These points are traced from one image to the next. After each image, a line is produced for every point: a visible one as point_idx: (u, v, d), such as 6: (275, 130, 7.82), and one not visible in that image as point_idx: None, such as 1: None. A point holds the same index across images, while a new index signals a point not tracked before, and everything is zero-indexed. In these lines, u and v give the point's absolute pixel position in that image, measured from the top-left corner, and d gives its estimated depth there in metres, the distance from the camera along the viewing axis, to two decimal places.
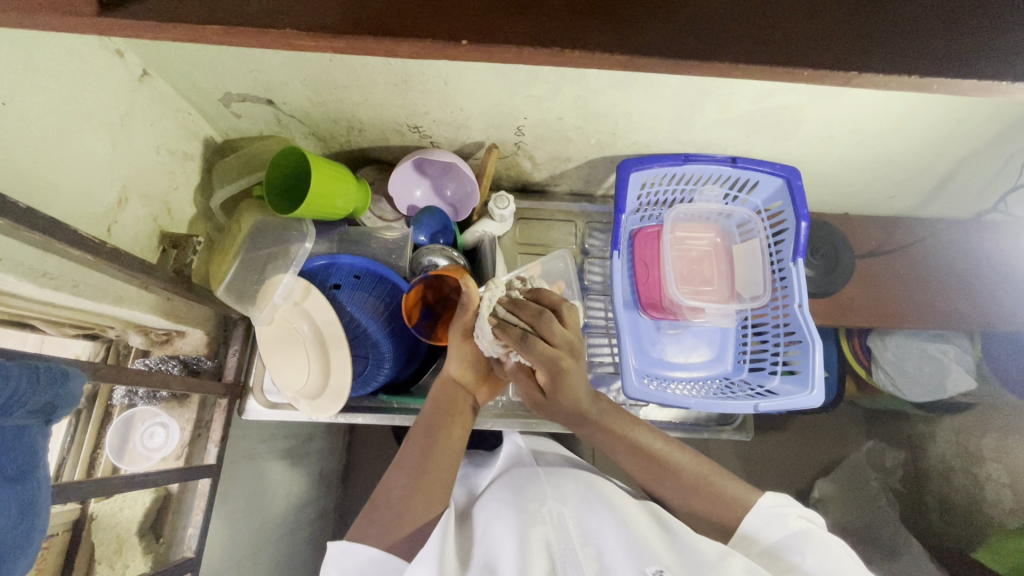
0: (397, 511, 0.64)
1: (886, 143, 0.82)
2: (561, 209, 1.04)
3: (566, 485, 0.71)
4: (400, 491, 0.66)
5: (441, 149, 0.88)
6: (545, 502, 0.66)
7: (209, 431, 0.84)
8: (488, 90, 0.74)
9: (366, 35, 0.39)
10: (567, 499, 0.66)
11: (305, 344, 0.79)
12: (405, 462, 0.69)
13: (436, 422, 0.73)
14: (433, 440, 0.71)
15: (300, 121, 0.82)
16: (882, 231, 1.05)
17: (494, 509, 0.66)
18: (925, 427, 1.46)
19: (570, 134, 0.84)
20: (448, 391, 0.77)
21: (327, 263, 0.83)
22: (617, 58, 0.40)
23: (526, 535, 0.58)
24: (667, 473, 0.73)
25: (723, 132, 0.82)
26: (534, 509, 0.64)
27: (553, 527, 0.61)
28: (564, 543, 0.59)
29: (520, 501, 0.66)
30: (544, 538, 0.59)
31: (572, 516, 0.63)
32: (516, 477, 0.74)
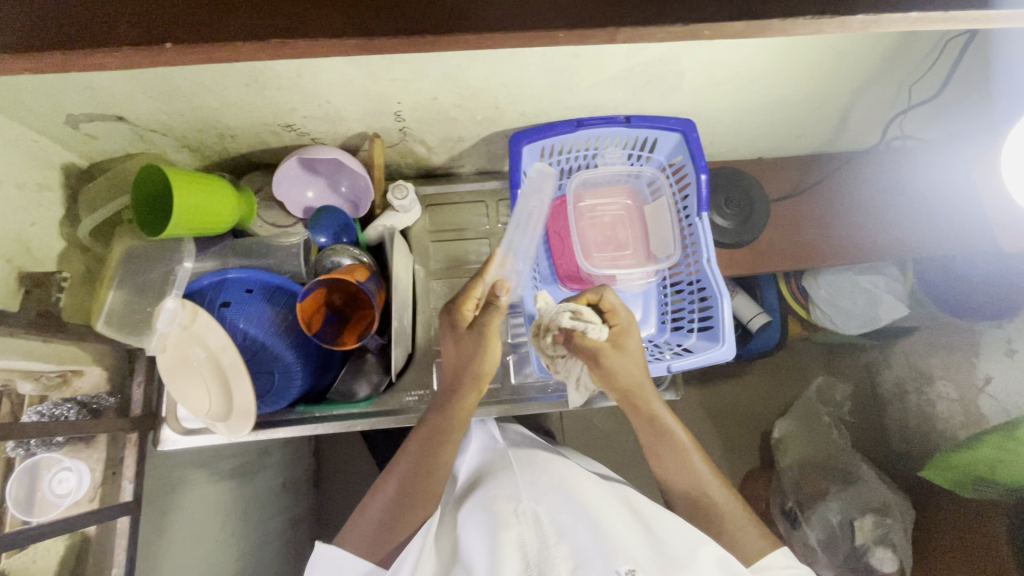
0: (379, 526, 0.66)
1: (775, 84, 0.80)
2: (470, 190, 1.01)
3: (541, 478, 0.69)
4: (387, 506, 0.67)
5: (323, 145, 0.83)
6: (518, 502, 0.64)
7: (123, 469, 0.82)
8: (348, 79, 0.69)
9: (59, 51, 0.41)
10: (541, 496, 0.65)
11: (205, 368, 0.75)
12: (397, 477, 0.69)
13: (433, 434, 0.70)
14: (423, 456, 0.69)
15: (163, 133, 0.77)
16: (796, 171, 1.04)
17: (474, 512, 0.64)
18: (878, 354, 1.48)
19: (453, 113, 0.80)
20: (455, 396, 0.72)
21: (216, 281, 0.79)
22: (369, 42, 0.43)
23: (498, 540, 0.58)
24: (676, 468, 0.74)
25: (608, 92, 0.78)
26: (507, 510, 0.63)
27: (527, 526, 0.61)
28: (537, 543, 0.59)
29: (493, 503, 0.64)
30: (517, 540, 0.59)
31: (547, 512, 0.62)
32: (492, 479, 0.72)
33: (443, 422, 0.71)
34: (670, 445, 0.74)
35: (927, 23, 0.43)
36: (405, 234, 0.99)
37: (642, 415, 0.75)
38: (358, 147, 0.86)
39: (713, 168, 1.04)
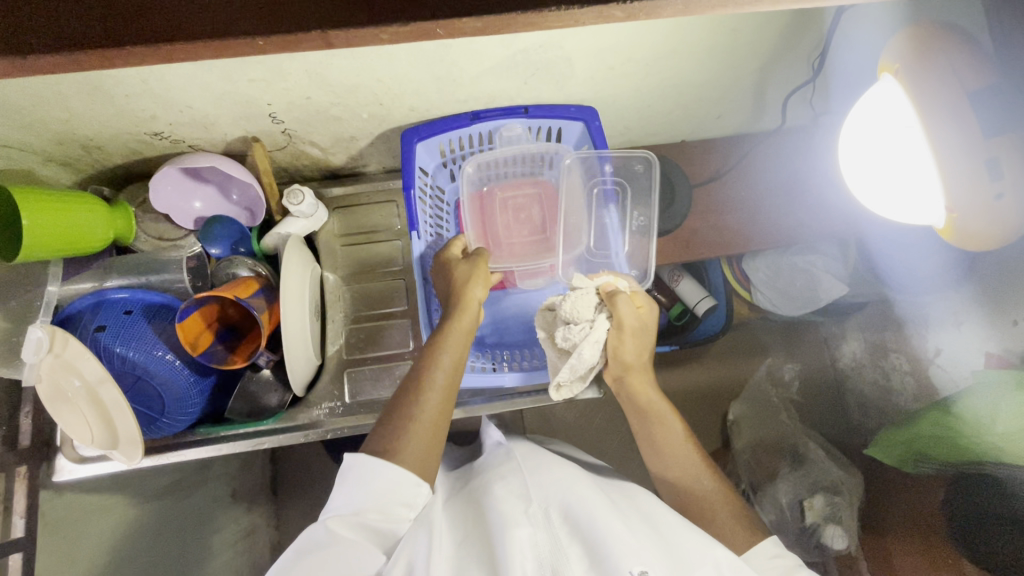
0: (417, 430, 0.61)
1: (674, 66, 0.76)
2: (379, 189, 0.96)
3: (552, 476, 0.63)
4: (422, 416, 0.62)
5: (202, 152, 0.78)
6: (529, 499, 0.58)
7: (14, 504, 0.78)
8: (199, 81, 0.64)
9: None
10: (551, 495, 0.58)
11: (82, 400, 0.70)
12: (421, 395, 0.64)
13: (440, 351, 0.69)
14: (431, 375, 0.66)
15: (19, 149, 0.71)
16: (718, 154, 1.00)
17: (488, 507, 0.57)
18: (834, 329, 1.44)
19: (335, 112, 0.75)
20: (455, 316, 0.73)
21: (95, 303, 0.75)
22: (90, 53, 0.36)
23: (511, 539, 0.51)
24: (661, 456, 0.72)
25: (496, 81, 0.74)
26: (517, 511, 0.55)
27: (539, 527, 0.54)
28: (550, 545, 0.53)
29: (498, 502, 0.57)
30: (531, 541, 0.52)
31: (560, 511, 0.56)
32: (496, 474, 0.65)
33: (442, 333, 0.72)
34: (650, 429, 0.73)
35: (711, 10, 0.40)
36: (312, 239, 0.95)
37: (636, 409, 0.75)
38: (243, 151, 0.81)
39: (632, 153, 1.00)
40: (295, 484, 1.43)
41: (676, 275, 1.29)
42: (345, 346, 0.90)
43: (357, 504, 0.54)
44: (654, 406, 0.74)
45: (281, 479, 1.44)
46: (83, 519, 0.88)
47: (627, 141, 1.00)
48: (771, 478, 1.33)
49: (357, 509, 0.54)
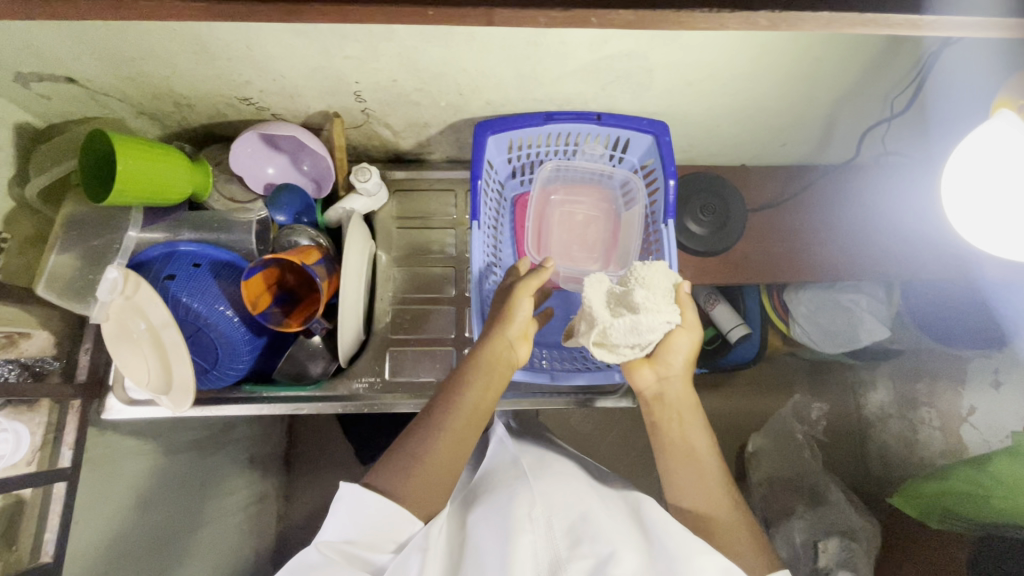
0: (419, 475, 0.63)
1: (750, 89, 0.77)
2: (439, 179, 0.98)
3: (564, 489, 0.63)
4: (429, 462, 0.64)
5: (283, 122, 0.81)
6: (534, 502, 0.59)
7: (64, 434, 0.81)
8: (297, 52, 0.67)
9: None
10: (557, 505, 0.59)
11: (143, 342, 0.75)
12: (429, 440, 0.66)
13: (465, 385, 0.70)
14: (452, 413, 0.68)
15: (116, 98, 0.76)
16: (777, 181, 1.00)
17: (492, 511, 0.59)
18: (865, 374, 1.42)
19: (415, 97, 0.78)
20: (486, 360, 0.72)
21: (165, 253, 0.78)
22: None
23: (512, 546, 0.52)
24: (693, 478, 0.68)
25: (576, 85, 0.76)
26: (522, 514, 0.57)
27: (541, 533, 0.56)
28: (550, 553, 0.54)
29: (507, 504, 0.59)
30: (531, 548, 0.54)
31: (564, 522, 0.57)
32: (503, 482, 0.66)
33: (474, 362, 0.72)
34: (688, 445, 0.71)
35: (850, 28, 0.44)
36: (369, 218, 0.97)
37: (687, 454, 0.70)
38: (320, 125, 0.84)
39: (692, 172, 1.01)
40: (308, 460, 1.45)
41: (712, 300, 1.28)
42: (390, 325, 0.92)
43: (350, 531, 0.58)
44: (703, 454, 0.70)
45: (295, 451, 1.46)
46: (116, 460, 0.91)
47: (688, 159, 1.01)
48: (785, 515, 1.30)
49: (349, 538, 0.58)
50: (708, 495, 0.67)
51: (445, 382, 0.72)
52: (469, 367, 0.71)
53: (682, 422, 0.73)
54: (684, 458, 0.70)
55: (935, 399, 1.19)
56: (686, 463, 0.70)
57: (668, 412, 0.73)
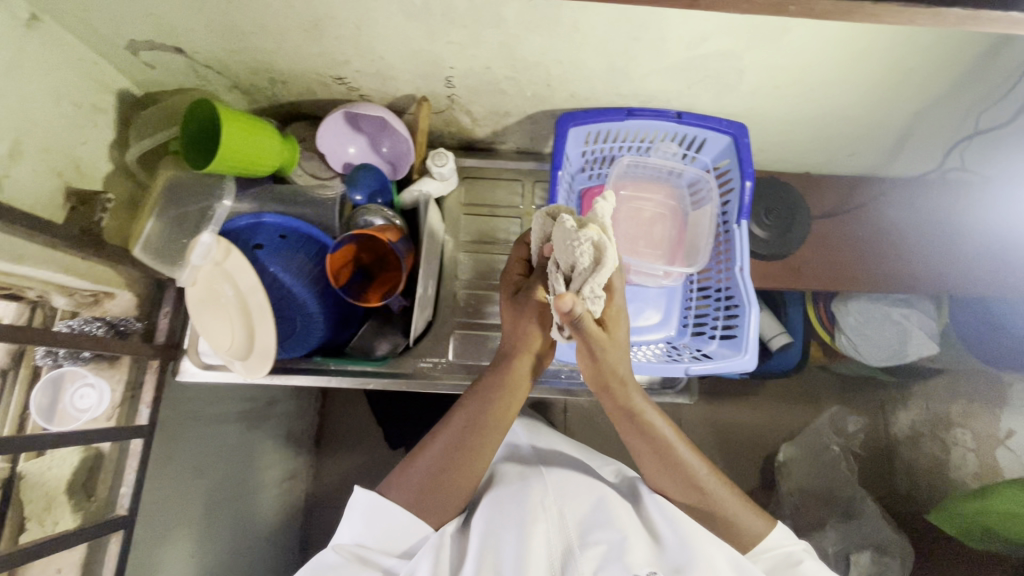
0: (435, 494, 0.66)
1: (835, 95, 0.78)
2: (507, 168, 1.00)
3: (575, 479, 0.71)
4: (446, 483, 0.66)
5: (370, 103, 0.83)
6: (547, 493, 0.68)
7: (142, 392, 0.84)
8: (403, 36, 0.69)
9: None
10: (567, 495, 0.68)
11: (229, 306, 0.77)
12: (446, 459, 0.66)
13: (487, 403, 0.68)
14: (472, 433, 0.67)
15: (216, 71, 0.78)
16: (842, 191, 1.01)
17: (506, 502, 0.67)
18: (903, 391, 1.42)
19: (503, 85, 0.79)
20: (506, 391, 0.68)
21: (252, 222, 0.81)
22: None
23: (528, 538, 0.61)
24: (670, 474, 0.69)
25: (664, 82, 0.77)
26: (536, 506, 0.65)
27: (553, 521, 0.64)
28: (563, 539, 0.63)
29: (521, 498, 0.67)
30: (545, 536, 0.62)
31: (575, 511, 0.66)
32: (518, 473, 0.74)
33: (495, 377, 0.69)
34: (659, 444, 0.69)
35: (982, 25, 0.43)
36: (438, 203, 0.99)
37: (658, 450, 0.69)
38: (405, 108, 0.86)
39: (757, 176, 1.02)
40: (339, 439, 1.47)
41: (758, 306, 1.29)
42: (455, 308, 0.93)
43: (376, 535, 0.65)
44: (671, 447, 0.69)
45: (327, 430, 1.48)
46: (182, 423, 0.94)
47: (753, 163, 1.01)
48: (818, 526, 1.31)
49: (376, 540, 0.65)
50: (689, 484, 0.69)
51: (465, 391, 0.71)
52: (490, 383, 0.69)
53: (649, 413, 0.70)
54: (655, 455, 0.70)
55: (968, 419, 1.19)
56: (661, 459, 0.69)
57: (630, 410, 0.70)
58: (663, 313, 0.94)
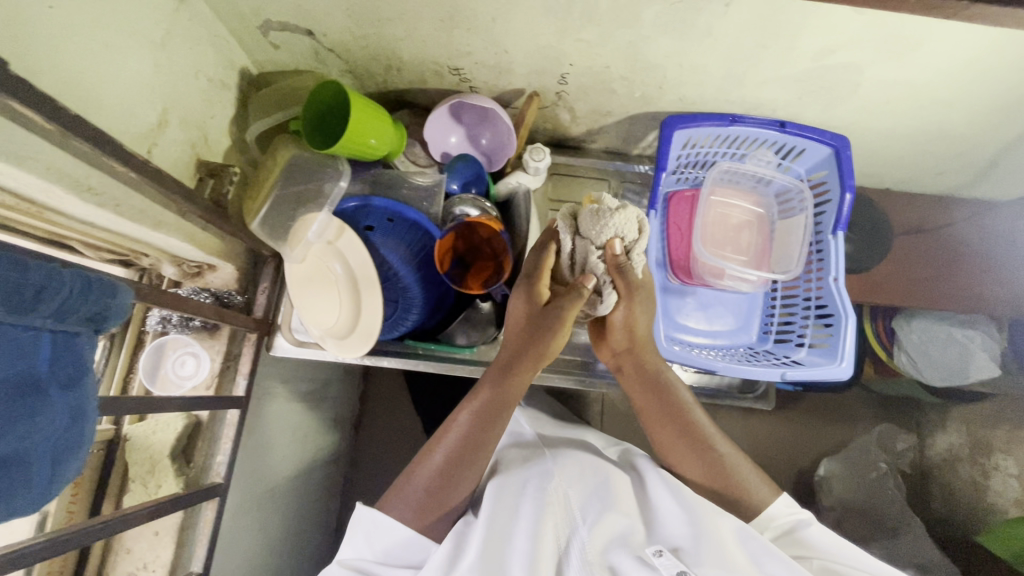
0: (435, 508, 0.65)
1: (943, 113, 0.79)
2: (594, 167, 1.02)
3: (575, 459, 0.71)
4: (446, 496, 0.66)
5: (479, 95, 0.85)
6: (550, 481, 0.67)
7: (239, 364, 0.86)
8: (537, 30, 0.70)
9: None
10: (572, 481, 0.67)
11: (338, 284, 0.80)
12: (445, 472, 0.66)
13: (491, 419, 0.69)
14: (473, 449, 0.67)
15: (337, 55, 0.80)
16: (923, 210, 1.02)
17: (508, 492, 0.66)
18: None
19: (615, 85, 0.81)
20: (506, 408, 0.70)
21: (360, 204, 0.81)
22: None
23: (535, 529, 0.60)
24: (684, 440, 0.75)
25: (777, 91, 0.79)
26: (541, 495, 0.65)
27: (558, 510, 0.63)
28: (568, 524, 0.62)
29: (523, 489, 0.66)
30: (551, 527, 0.61)
31: (579, 496, 0.65)
32: (521, 460, 0.73)
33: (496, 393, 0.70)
34: (672, 407, 0.77)
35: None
36: None
37: (678, 414, 0.76)
38: (510, 102, 0.87)
39: None
40: (386, 427, 1.47)
41: None
42: None
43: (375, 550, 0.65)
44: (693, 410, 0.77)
45: (376, 417, 1.49)
46: None
47: None
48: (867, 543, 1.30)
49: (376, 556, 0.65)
50: (707, 449, 0.74)
51: (464, 405, 0.71)
52: (493, 400, 0.70)
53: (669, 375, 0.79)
54: (677, 421, 0.76)
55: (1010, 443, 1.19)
56: (683, 427, 0.76)
57: (643, 371, 0.79)
58: (744, 318, 0.95)
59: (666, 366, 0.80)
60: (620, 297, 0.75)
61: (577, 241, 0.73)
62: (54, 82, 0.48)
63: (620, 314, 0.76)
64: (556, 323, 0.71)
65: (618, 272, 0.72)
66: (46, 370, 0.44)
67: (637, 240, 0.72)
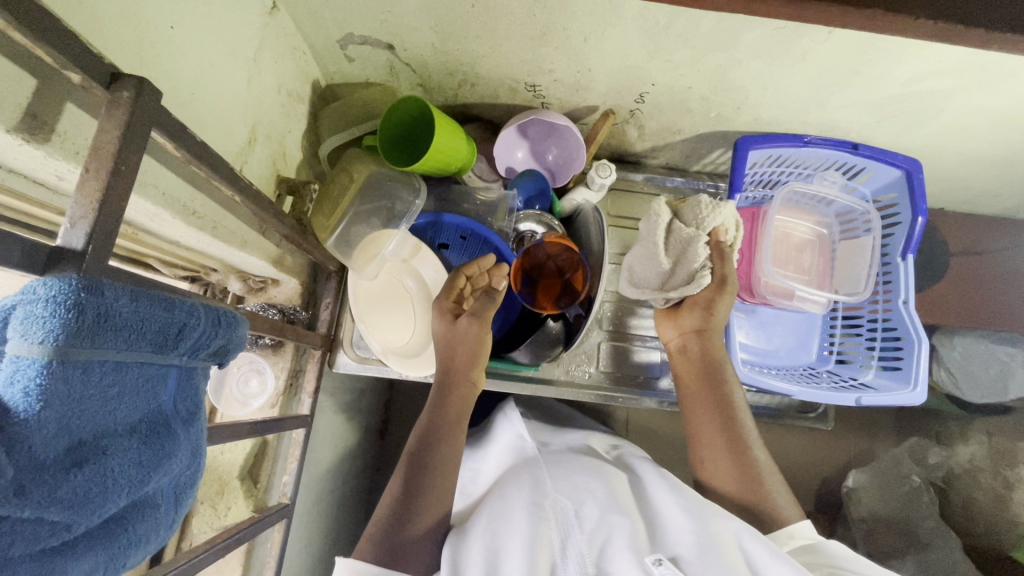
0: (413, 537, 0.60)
1: (1016, 138, 0.80)
2: (654, 183, 1.01)
3: (571, 472, 0.67)
4: (417, 521, 0.61)
5: (552, 110, 0.84)
6: (546, 494, 0.62)
7: (302, 382, 0.84)
8: (626, 50, 0.69)
9: None
10: (571, 494, 0.62)
11: (410, 301, 0.79)
12: (414, 495, 0.62)
13: (438, 434, 0.67)
14: (428, 467, 0.65)
15: (412, 70, 0.79)
16: (978, 230, 1.03)
17: (498, 509, 0.62)
18: None
19: (692, 105, 0.80)
20: (458, 419, 0.70)
21: (432, 221, 0.81)
22: None
23: (534, 539, 0.55)
24: (725, 436, 0.71)
25: (855, 115, 0.79)
26: (539, 505, 0.60)
27: (557, 522, 0.58)
28: (566, 538, 0.57)
29: (523, 497, 0.62)
30: (547, 539, 0.56)
31: (575, 508, 0.60)
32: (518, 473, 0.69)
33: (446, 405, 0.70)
34: (723, 402, 0.73)
35: None
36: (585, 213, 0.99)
37: (726, 410, 0.73)
38: (580, 118, 0.86)
39: None
40: None
41: None
42: (608, 321, 0.94)
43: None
44: (739, 413, 0.73)
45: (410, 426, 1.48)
46: None
47: None
48: None
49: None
50: (739, 455, 0.70)
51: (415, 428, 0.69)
52: (439, 414, 0.69)
53: (726, 372, 0.76)
54: (716, 422, 0.73)
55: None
56: (726, 428, 0.72)
57: (708, 357, 0.77)
58: (806, 338, 0.95)
59: (727, 360, 0.78)
60: (710, 284, 0.75)
61: (677, 226, 0.75)
62: (170, 105, 0.47)
63: (704, 297, 0.76)
64: (473, 324, 0.71)
65: (720, 258, 0.75)
66: (172, 406, 0.42)
67: (734, 237, 0.77)
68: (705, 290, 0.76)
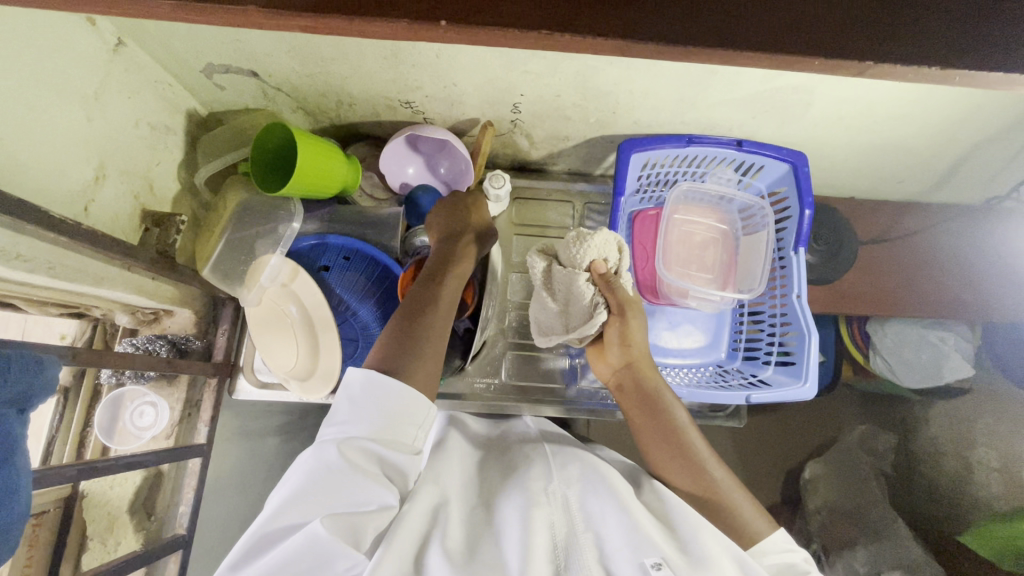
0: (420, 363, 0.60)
1: (895, 127, 0.79)
2: (559, 189, 1.00)
3: (577, 456, 0.63)
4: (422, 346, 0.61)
5: (434, 125, 0.84)
6: (551, 477, 0.58)
7: (199, 411, 0.84)
8: (483, 64, 0.69)
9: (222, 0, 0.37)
10: (574, 478, 0.58)
11: (293, 326, 0.79)
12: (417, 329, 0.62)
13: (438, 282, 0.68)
14: (427, 307, 0.65)
15: (286, 95, 0.79)
16: (889, 217, 1.02)
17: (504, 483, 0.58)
18: None
19: (569, 112, 0.80)
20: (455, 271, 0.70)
21: (316, 244, 0.83)
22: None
23: (528, 519, 0.52)
24: (683, 453, 0.68)
25: (729, 113, 0.79)
26: (538, 488, 0.56)
27: (557, 508, 0.55)
28: (565, 529, 0.53)
29: (525, 475, 0.58)
30: (545, 521, 0.53)
31: (578, 492, 0.57)
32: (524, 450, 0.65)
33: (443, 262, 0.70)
34: (674, 425, 0.70)
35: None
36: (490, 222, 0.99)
37: (675, 435, 0.69)
38: (466, 130, 0.86)
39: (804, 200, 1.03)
40: None
41: None
42: (511, 330, 0.94)
43: (371, 423, 0.53)
44: (690, 435, 0.69)
45: None
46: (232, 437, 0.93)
47: None
48: None
49: (373, 432, 0.53)
50: (698, 466, 0.67)
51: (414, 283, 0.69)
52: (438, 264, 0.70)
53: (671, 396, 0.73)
54: (664, 440, 0.69)
55: (981, 438, 1.05)
56: (683, 442, 0.69)
57: (643, 387, 0.74)
58: (712, 337, 0.95)
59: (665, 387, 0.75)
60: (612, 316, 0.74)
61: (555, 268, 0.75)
62: None
63: (615, 330, 0.74)
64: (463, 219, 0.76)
65: (609, 290, 0.73)
66: None
67: (619, 265, 0.76)
68: (611, 322, 0.74)
